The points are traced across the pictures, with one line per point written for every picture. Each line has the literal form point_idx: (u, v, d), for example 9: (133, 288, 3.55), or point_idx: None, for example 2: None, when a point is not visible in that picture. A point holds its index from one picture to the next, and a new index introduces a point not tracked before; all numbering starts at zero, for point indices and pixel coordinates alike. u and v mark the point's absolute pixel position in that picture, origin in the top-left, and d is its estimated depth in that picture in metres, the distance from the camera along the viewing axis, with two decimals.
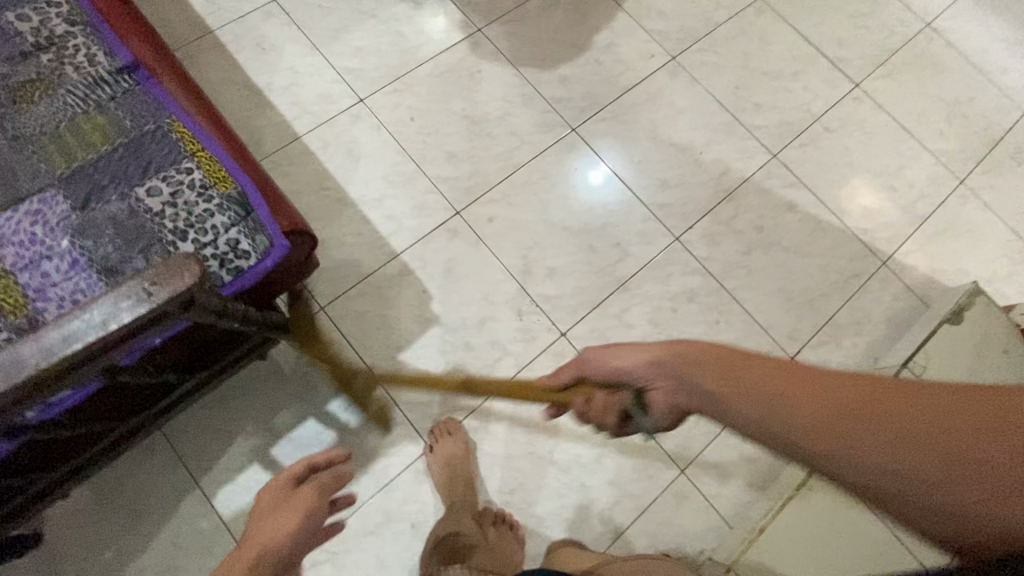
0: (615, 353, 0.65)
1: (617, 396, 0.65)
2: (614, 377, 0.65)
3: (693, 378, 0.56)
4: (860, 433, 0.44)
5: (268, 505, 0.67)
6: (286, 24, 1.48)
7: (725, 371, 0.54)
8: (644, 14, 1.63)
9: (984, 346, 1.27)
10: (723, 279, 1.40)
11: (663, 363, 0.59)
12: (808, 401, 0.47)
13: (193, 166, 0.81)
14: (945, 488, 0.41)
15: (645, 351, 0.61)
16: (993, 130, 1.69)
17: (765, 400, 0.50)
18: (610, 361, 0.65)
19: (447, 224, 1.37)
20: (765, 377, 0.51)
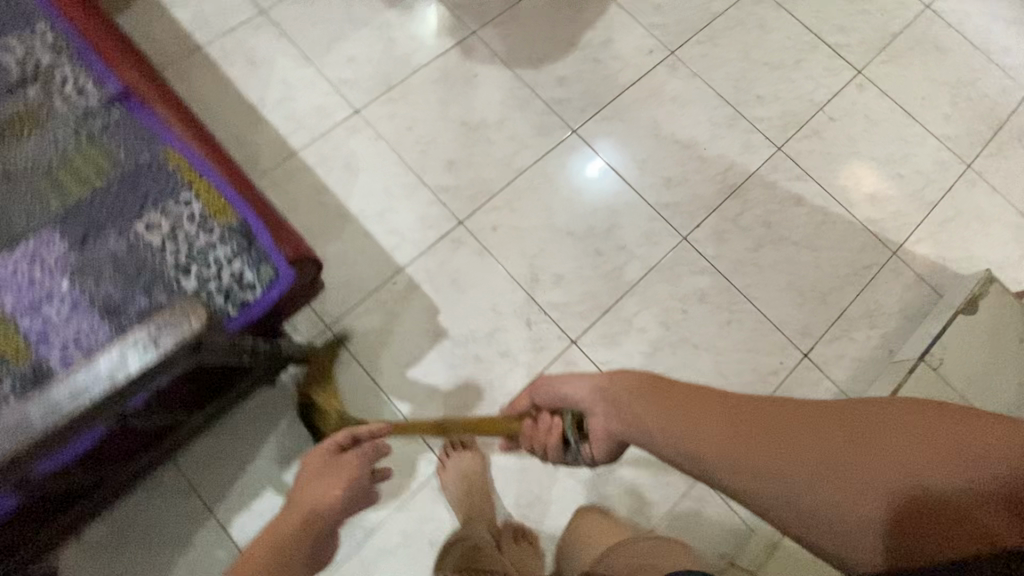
0: (560, 378, 0.68)
1: (553, 421, 0.69)
2: (560, 403, 0.68)
3: (632, 410, 0.57)
4: (796, 464, 0.47)
5: (317, 471, 0.82)
6: (276, 36, 1.45)
7: (668, 400, 0.55)
8: (641, 8, 1.59)
9: (1000, 340, 1.28)
10: (733, 278, 1.38)
11: (602, 390, 0.61)
12: (703, 418, 0.51)
13: (191, 197, 0.78)
14: (817, 492, 0.45)
15: (586, 376, 0.65)
16: (998, 111, 1.66)
17: (707, 433, 0.51)
18: (559, 386, 0.68)
19: (450, 235, 1.34)
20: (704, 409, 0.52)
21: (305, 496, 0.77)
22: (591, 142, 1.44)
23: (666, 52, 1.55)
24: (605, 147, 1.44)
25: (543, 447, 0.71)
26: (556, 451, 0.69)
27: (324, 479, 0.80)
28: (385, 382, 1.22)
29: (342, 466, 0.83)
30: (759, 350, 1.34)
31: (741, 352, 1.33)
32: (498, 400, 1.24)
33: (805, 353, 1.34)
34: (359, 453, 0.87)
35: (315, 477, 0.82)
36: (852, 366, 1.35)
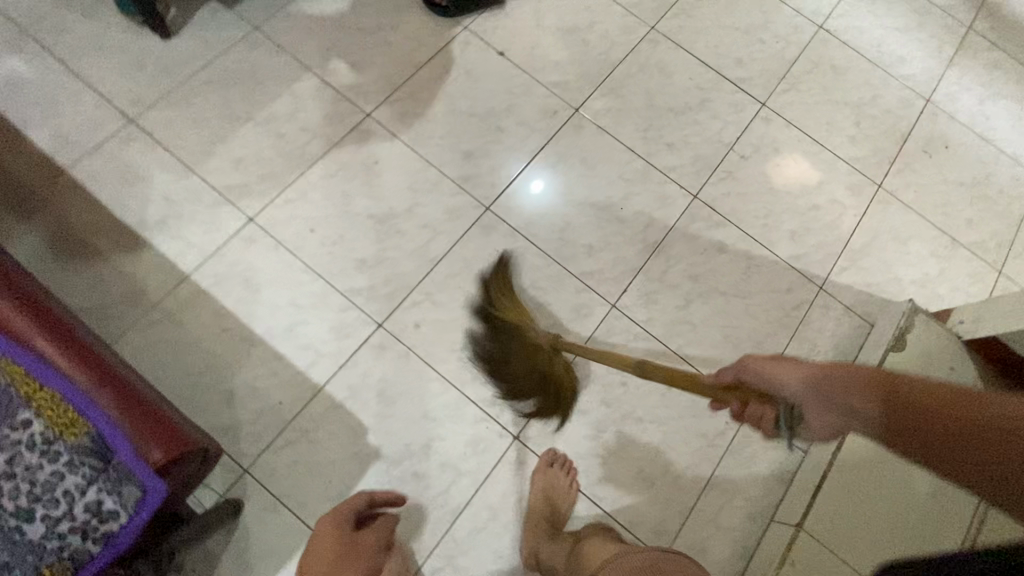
0: (774, 366, 0.80)
1: (764, 410, 0.87)
2: (771, 388, 0.82)
3: (827, 388, 0.72)
4: (867, 406, 0.67)
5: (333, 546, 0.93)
6: (149, 146, 1.33)
7: (854, 386, 0.68)
8: (540, 66, 1.54)
9: (929, 367, 1.31)
10: (668, 341, 1.35)
11: (818, 382, 0.74)
12: (833, 378, 0.72)
13: (30, 416, 0.68)
14: (868, 422, 0.67)
15: (805, 367, 0.77)
16: (900, 125, 1.70)
17: (869, 411, 0.67)
18: (769, 376, 0.81)
19: (370, 341, 1.26)
20: (874, 394, 0.66)
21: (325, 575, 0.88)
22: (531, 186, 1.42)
23: (571, 110, 1.51)
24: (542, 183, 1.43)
25: (757, 424, 0.90)
26: (770, 430, 0.88)
27: (343, 554, 0.92)
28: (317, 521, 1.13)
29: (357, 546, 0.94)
30: (705, 413, 1.30)
31: (687, 417, 1.29)
32: (442, 518, 1.16)
33: None
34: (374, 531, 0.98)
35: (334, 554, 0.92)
36: None
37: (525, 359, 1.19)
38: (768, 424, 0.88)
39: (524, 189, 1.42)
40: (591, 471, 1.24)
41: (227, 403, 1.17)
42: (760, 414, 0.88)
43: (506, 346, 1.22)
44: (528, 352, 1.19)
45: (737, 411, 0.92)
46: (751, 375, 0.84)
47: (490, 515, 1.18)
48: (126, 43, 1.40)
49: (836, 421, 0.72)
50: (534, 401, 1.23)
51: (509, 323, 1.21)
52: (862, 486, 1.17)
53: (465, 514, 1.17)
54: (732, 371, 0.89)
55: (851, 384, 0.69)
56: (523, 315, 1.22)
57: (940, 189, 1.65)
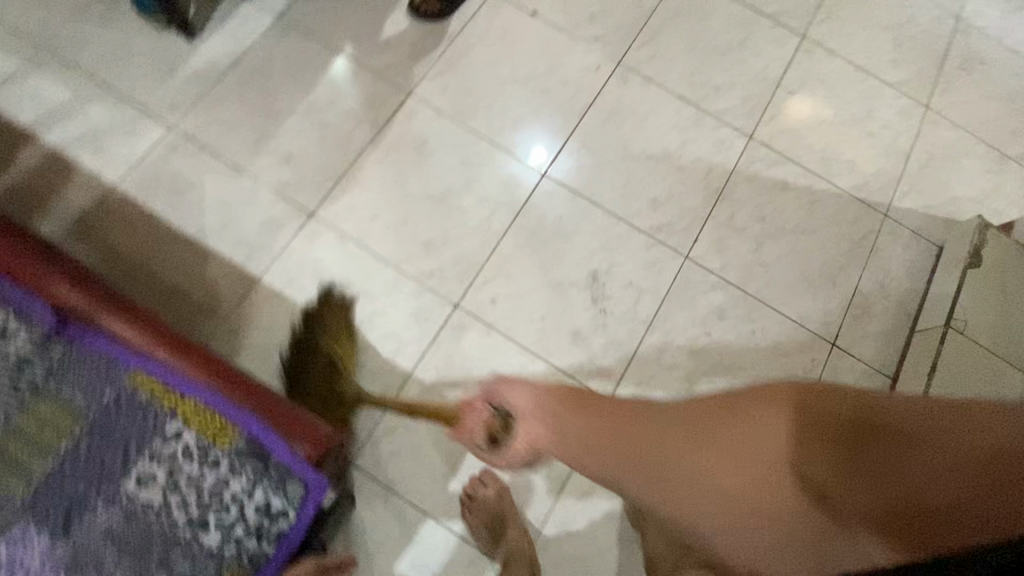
0: (507, 383, 0.80)
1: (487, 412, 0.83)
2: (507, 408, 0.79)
3: (576, 427, 0.68)
4: (735, 463, 0.58)
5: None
6: (196, 151, 1.29)
7: (589, 411, 0.69)
8: (574, 22, 1.49)
9: (1010, 278, 1.30)
10: (745, 286, 1.33)
11: (541, 404, 0.73)
12: (675, 430, 0.62)
13: (179, 427, 0.67)
14: (736, 485, 0.58)
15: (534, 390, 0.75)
16: (941, 42, 1.66)
17: (705, 474, 0.59)
18: (509, 395, 0.78)
19: (451, 321, 1.24)
20: (660, 445, 0.61)
21: None
22: (552, 152, 1.38)
23: (613, 64, 1.47)
24: (567, 147, 1.39)
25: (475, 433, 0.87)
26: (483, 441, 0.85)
27: None
28: (429, 505, 1.13)
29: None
30: (791, 354, 1.30)
31: (773, 359, 1.29)
32: (550, 486, 1.16)
33: (834, 343, 1.32)
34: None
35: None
36: (878, 342, 1.34)
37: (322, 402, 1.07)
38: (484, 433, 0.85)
39: (572, 150, 1.38)
40: None
41: None
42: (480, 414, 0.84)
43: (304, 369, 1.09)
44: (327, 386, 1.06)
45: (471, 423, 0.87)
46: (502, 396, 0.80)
47: (597, 478, 1.18)
48: (153, 48, 1.35)
49: (563, 446, 0.69)
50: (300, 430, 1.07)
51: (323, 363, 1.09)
52: None
53: (571, 480, 1.17)
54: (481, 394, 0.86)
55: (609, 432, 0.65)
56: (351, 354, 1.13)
57: (986, 106, 1.62)
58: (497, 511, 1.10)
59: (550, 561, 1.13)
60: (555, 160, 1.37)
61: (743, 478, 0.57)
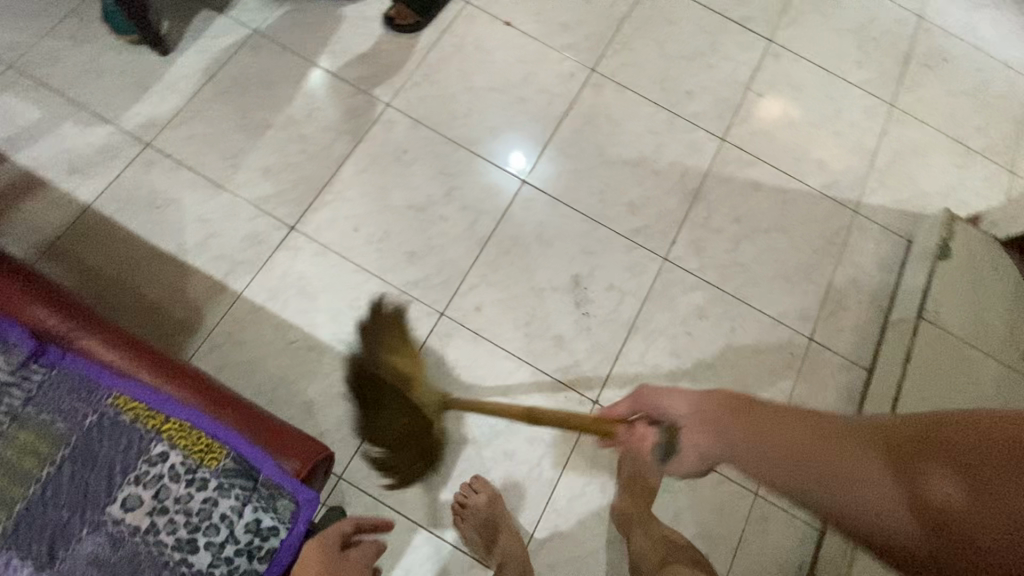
0: (665, 391, 0.73)
1: (651, 433, 0.72)
2: (658, 414, 0.73)
3: (729, 424, 0.63)
4: (870, 462, 0.54)
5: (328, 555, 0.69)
6: (172, 168, 1.28)
7: (763, 420, 0.61)
8: (548, 31, 1.52)
9: (977, 270, 1.35)
10: (724, 285, 1.36)
11: (707, 412, 0.66)
12: (807, 429, 0.58)
13: (166, 448, 0.66)
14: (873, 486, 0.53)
15: (693, 395, 0.70)
16: (902, 43, 1.73)
17: (833, 471, 0.55)
18: (659, 399, 0.73)
19: (437, 330, 1.24)
20: (802, 443, 0.57)
21: None
22: (531, 159, 1.40)
23: (588, 71, 1.50)
24: (545, 154, 1.41)
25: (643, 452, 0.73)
26: (655, 461, 0.72)
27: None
28: (420, 514, 1.13)
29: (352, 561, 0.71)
30: (770, 350, 1.33)
31: (754, 356, 1.32)
32: (541, 491, 1.17)
33: (811, 337, 1.35)
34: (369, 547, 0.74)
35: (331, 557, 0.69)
36: (854, 336, 1.38)
37: (404, 416, 0.96)
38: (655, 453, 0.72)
39: (550, 157, 1.41)
40: None
41: (307, 415, 1.15)
42: (643, 435, 0.72)
43: (373, 391, 0.96)
44: (409, 409, 0.95)
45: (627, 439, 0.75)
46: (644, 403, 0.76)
47: (587, 480, 1.19)
48: (126, 65, 1.34)
49: (727, 457, 0.63)
50: (388, 454, 1.00)
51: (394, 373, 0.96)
52: None
53: (562, 484, 1.18)
54: (626, 401, 0.80)
55: (754, 422, 0.62)
56: (416, 362, 0.99)
57: (947, 103, 1.68)
58: (488, 518, 1.10)
59: (543, 565, 1.14)
60: (533, 167, 1.39)
61: (881, 484, 0.53)
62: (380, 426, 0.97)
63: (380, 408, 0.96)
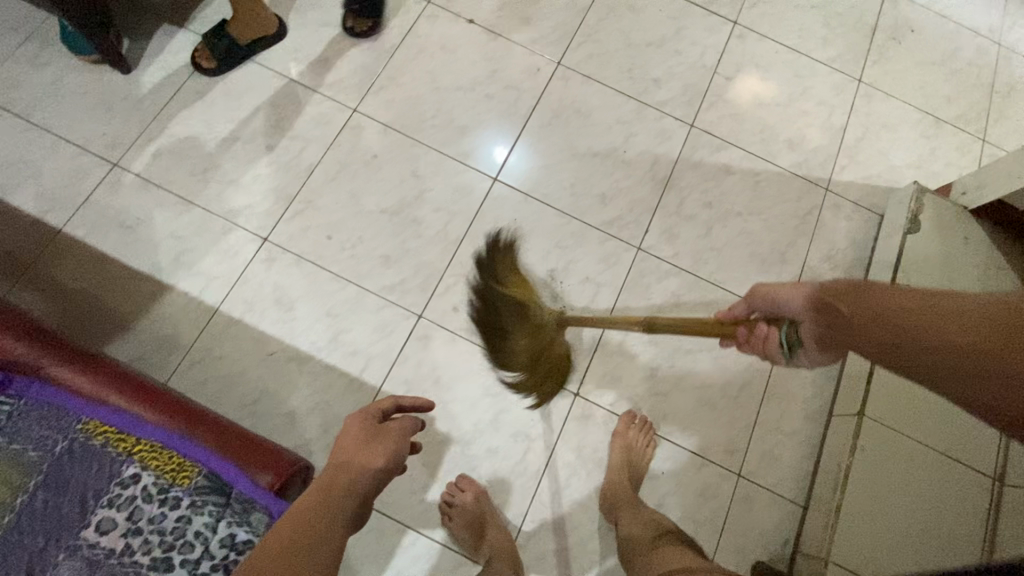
0: (781, 289, 0.81)
1: (771, 330, 0.80)
2: (780, 310, 0.82)
3: (833, 308, 0.73)
4: (898, 320, 0.67)
5: (361, 436, 0.75)
6: (141, 186, 1.28)
7: (855, 299, 0.72)
8: (512, 27, 1.52)
9: (947, 240, 1.35)
10: (698, 271, 1.37)
11: (817, 302, 0.76)
12: (864, 297, 0.71)
13: (137, 469, 0.67)
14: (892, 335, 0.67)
15: (810, 289, 0.78)
16: (867, 16, 1.73)
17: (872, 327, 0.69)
18: (772, 296, 0.83)
19: (415, 333, 1.25)
20: (857, 309, 0.71)
21: (343, 464, 0.71)
22: (501, 156, 1.40)
23: (553, 65, 1.50)
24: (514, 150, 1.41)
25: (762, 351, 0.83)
26: (778, 355, 0.81)
27: (371, 443, 0.74)
28: (408, 516, 1.15)
29: (386, 438, 0.76)
30: None
31: None
32: (526, 485, 1.19)
33: None
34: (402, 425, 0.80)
35: (360, 441, 0.74)
36: None
37: (528, 335, 1.13)
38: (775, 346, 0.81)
39: (518, 152, 1.41)
40: (654, 410, 1.26)
41: (290, 425, 1.16)
42: (768, 334, 0.80)
43: (499, 318, 1.13)
44: (532, 328, 1.12)
45: (744, 337, 0.84)
46: (763, 302, 0.84)
47: (571, 471, 1.21)
48: (88, 85, 1.33)
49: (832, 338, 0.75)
50: (526, 374, 1.18)
51: (516, 296, 1.12)
52: (882, 482, 1.15)
53: (547, 477, 1.20)
54: (743, 303, 0.89)
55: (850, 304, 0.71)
56: (526, 288, 1.16)
57: (915, 75, 1.69)
58: (475, 515, 1.12)
59: (532, 558, 1.16)
60: (504, 164, 1.40)
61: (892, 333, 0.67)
62: (513, 347, 1.15)
63: (506, 330, 1.13)
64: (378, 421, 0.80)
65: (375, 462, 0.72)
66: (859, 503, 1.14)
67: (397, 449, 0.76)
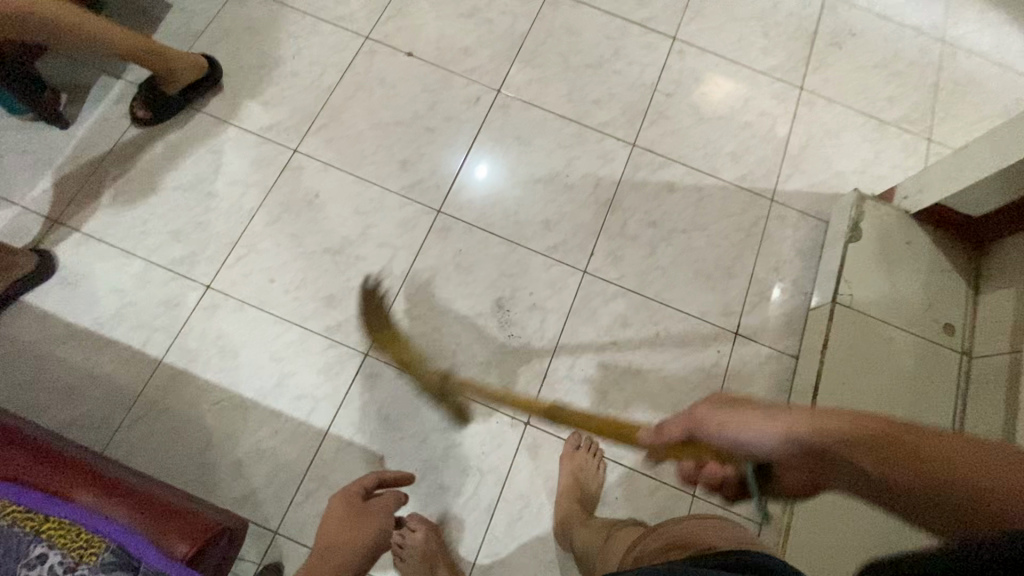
0: (734, 420, 0.68)
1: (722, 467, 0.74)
2: (734, 445, 0.69)
3: (846, 458, 0.60)
4: (929, 458, 0.56)
5: (346, 521, 0.97)
6: (81, 242, 1.28)
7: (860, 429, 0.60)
8: (450, 57, 1.53)
9: (889, 246, 1.36)
10: (645, 291, 1.38)
11: (785, 434, 0.64)
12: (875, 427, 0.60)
13: (45, 549, 0.66)
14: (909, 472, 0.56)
15: (772, 422, 0.66)
16: (807, 24, 1.74)
17: (897, 460, 0.57)
18: (725, 427, 0.69)
19: (362, 371, 1.25)
20: (870, 435, 0.59)
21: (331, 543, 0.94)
22: (443, 189, 1.41)
23: (493, 92, 1.51)
24: (455, 181, 1.42)
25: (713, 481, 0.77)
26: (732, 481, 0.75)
27: (355, 524, 0.97)
28: None
29: (369, 517, 0.99)
30: (695, 349, 1.35)
31: (681, 358, 1.34)
32: (479, 519, 1.18)
33: (736, 332, 1.37)
34: (384, 501, 1.02)
35: (344, 523, 0.97)
36: (780, 325, 1.39)
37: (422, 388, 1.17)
38: (727, 480, 0.76)
39: (461, 182, 1.42)
40: (605, 434, 1.27)
41: (237, 474, 1.16)
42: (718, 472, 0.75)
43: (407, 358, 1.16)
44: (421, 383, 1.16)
45: (689, 468, 0.78)
46: (708, 432, 0.71)
47: (524, 501, 1.21)
48: (26, 143, 1.34)
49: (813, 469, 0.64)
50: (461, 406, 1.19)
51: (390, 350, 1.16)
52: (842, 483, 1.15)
53: (498, 509, 1.19)
54: (679, 425, 0.75)
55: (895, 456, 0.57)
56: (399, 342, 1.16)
57: (857, 77, 1.69)
58: (426, 554, 1.10)
59: None
60: (446, 197, 1.40)
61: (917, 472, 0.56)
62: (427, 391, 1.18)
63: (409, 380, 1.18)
64: (361, 498, 1.01)
65: (360, 541, 0.95)
66: (812, 516, 1.14)
67: (379, 526, 0.98)
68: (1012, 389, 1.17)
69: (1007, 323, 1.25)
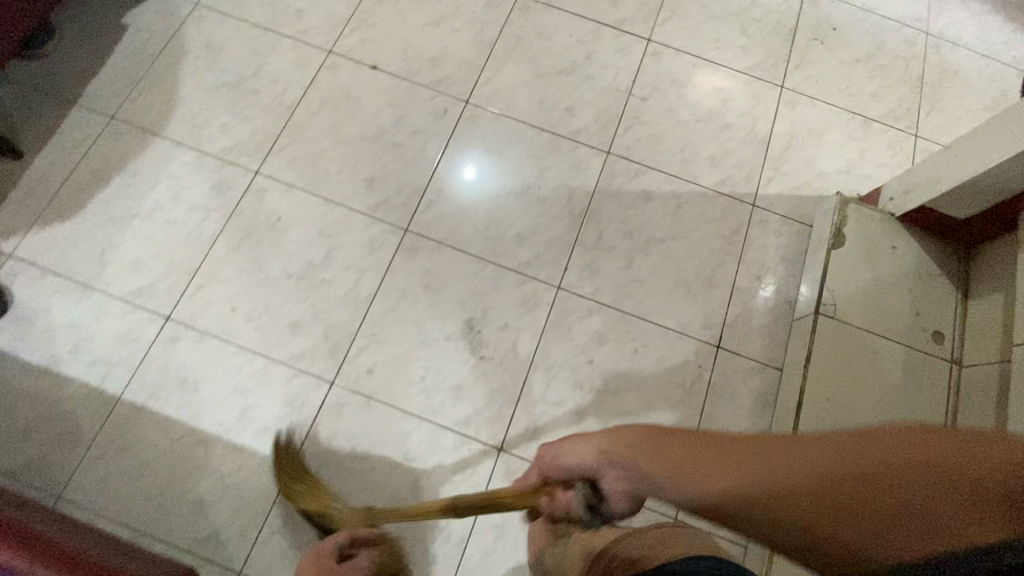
0: (568, 446, 0.70)
1: (568, 497, 0.72)
2: (571, 472, 0.70)
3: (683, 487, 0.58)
4: (770, 472, 0.55)
5: None
6: (37, 276, 1.24)
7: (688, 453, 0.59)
8: (416, 68, 1.49)
9: (874, 251, 1.31)
10: (621, 306, 1.33)
11: (619, 458, 0.64)
12: (708, 454, 0.58)
13: None
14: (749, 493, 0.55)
15: (603, 443, 0.66)
16: (786, 19, 1.68)
17: (736, 480, 0.56)
18: (566, 457, 0.70)
19: (328, 401, 1.21)
20: (708, 459, 0.58)
21: None
22: (409, 206, 1.36)
23: (461, 104, 1.46)
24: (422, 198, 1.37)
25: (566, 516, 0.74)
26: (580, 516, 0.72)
27: None
28: None
29: None
30: (675, 365, 1.30)
31: (660, 375, 1.29)
32: (451, 551, 1.14)
33: (718, 346, 1.32)
34: None
35: None
36: (763, 336, 1.34)
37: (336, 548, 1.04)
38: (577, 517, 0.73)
39: (428, 199, 1.37)
40: None
41: (199, 514, 1.12)
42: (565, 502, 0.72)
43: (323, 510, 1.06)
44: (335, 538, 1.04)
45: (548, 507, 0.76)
46: (553, 464, 0.73)
47: (499, 532, 1.16)
48: None
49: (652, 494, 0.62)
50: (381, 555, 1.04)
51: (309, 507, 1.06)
52: None
53: (472, 540, 1.15)
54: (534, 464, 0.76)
55: (773, 493, 0.55)
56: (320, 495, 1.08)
57: (840, 73, 1.64)
58: None
59: None
60: (412, 215, 1.36)
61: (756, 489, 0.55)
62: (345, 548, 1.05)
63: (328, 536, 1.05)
64: None
65: None
66: None
67: None
68: (1002, 406, 1.12)
69: (996, 329, 1.20)
